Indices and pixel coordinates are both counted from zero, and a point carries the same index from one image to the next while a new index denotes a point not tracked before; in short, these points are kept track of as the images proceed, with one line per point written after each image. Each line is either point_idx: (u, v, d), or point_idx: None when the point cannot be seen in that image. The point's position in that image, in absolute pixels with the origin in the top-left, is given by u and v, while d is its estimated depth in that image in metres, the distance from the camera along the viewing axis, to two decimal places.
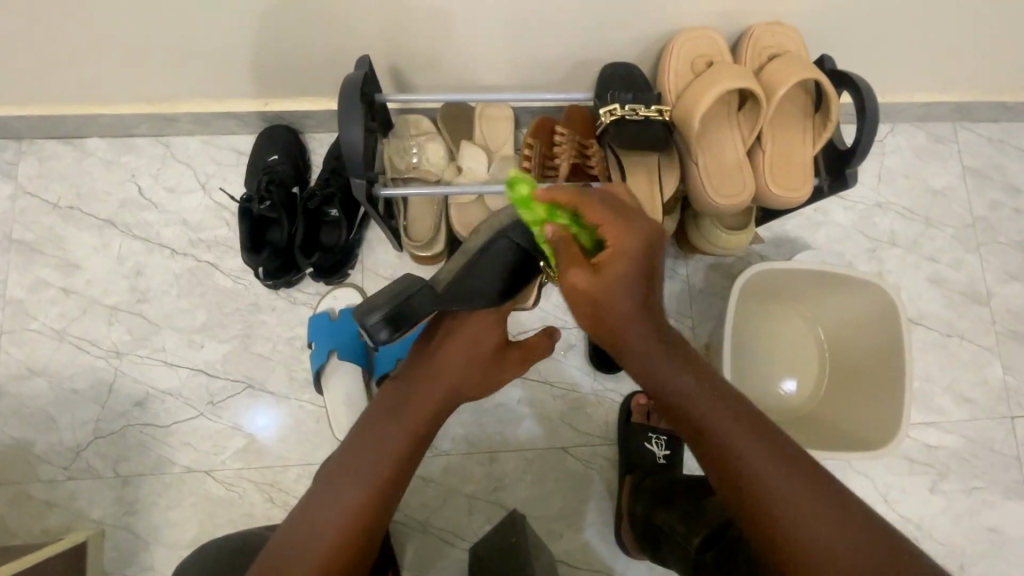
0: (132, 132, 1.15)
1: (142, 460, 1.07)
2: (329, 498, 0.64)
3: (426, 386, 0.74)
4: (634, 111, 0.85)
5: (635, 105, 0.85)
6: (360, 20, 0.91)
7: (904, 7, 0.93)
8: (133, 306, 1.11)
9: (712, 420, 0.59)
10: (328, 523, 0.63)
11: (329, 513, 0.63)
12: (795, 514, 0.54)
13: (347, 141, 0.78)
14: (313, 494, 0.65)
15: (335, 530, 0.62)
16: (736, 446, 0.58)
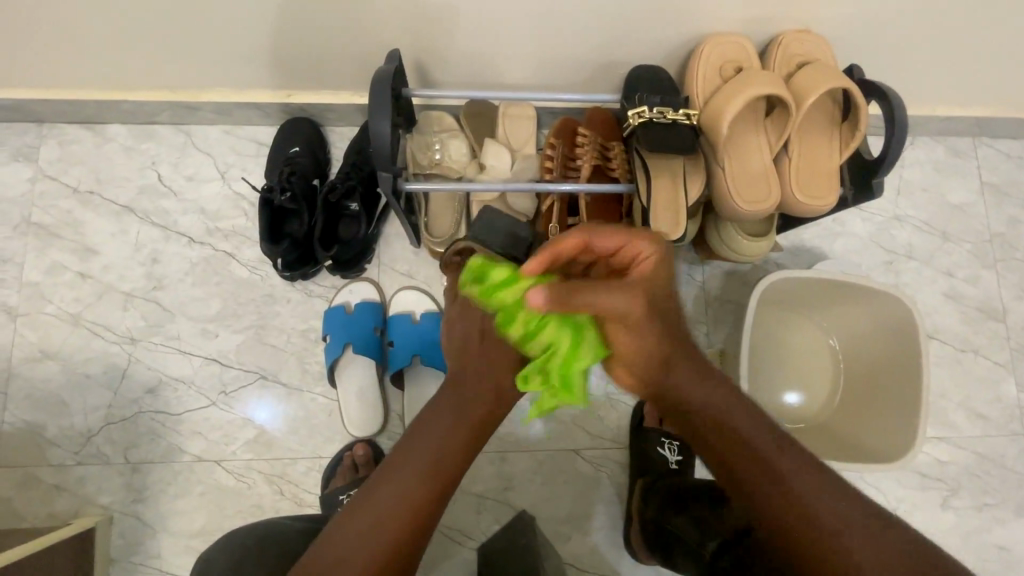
0: (153, 119, 1.15)
1: (153, 447, 1.06)
2: (376, 498, 0.59)
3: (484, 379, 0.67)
4: (662, 112, 0.85)
5: (662, 107, 0.85)
6: (388, 14, 0.91)
7: (933, 19, 0.93)
8: (149, 293, 1.11)
9: (758, 443, 0.58)
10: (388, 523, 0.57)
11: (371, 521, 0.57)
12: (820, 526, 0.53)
13: (376, 133, 0.78)
14: (359, 496, 0.60)
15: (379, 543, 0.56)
16: (778, 464, 0.57)
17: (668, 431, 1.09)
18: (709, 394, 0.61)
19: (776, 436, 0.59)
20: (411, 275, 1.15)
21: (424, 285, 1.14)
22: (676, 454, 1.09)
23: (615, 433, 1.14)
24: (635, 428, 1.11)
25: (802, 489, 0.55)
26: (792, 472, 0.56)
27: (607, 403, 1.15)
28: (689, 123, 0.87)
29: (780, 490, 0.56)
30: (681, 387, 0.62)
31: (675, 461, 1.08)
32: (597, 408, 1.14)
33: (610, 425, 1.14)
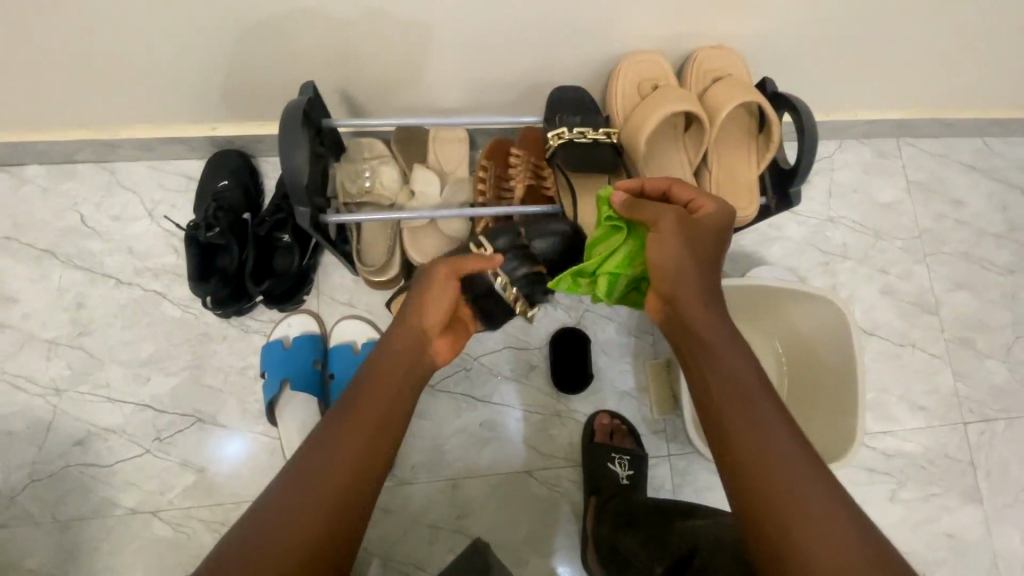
0: (73, 159, 1.11)
1: (84, 502, 1.01)
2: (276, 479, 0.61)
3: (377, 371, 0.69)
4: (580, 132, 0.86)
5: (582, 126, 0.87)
6: (306, 44, 0.90)
7: (839, 32, 0.97)
8: (74, 340, 1.06)
9: (744, 378, 0.64)
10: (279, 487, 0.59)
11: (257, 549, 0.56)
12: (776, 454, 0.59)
13: (288, 166, 0.76)
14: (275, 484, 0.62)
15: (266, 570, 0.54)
16: (758, 401, 0.63)
17: (620, 446, 1.09)
18: (719, 332, 0.68)
19: (762, 381, 0.65)
20: (352, 303, 1.12)
21: (366, 313, 1.12)
22: (627, 468, 1.08)
23: (568, 451, 1.13)
24: (587, 445, 1.10)
25: (778, 436, 0.60)
26: (770, 421, 0.61)
27: (559, 421, 1.14)
28: (610, 141, 0.88)
29: (754, 434, 0.61)
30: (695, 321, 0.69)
31: (627, 476, 1.07)
32: (549, 427, 1.13)
33: (563, 443, 1.13)
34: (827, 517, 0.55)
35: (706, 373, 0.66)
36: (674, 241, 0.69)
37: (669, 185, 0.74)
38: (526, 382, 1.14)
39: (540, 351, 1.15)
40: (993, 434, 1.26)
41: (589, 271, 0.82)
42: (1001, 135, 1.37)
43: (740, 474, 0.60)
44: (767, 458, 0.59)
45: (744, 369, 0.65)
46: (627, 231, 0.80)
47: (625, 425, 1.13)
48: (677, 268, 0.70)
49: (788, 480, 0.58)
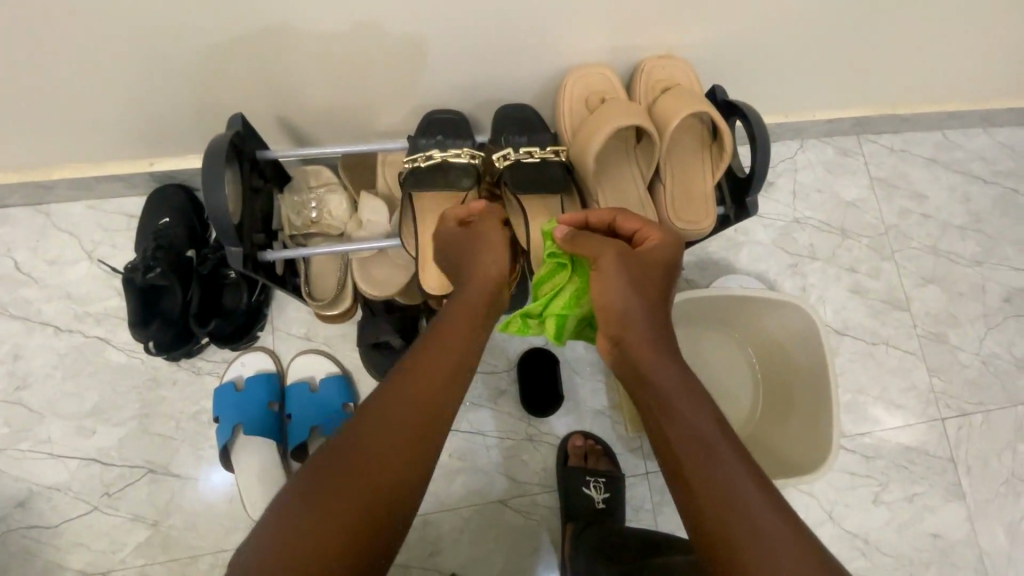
0: (4, 202, 1.05)
1: (28, 568, 0.95)
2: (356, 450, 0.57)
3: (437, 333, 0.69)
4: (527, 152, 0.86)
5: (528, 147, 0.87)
6: (238, 74, 0.86)
7: (786, 35, 0.95)
8: (12, 394, 1.00)
9: (703, 427, 0.61)
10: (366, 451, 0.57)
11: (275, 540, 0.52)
12: (742, 510, 0.56)
13: (213, 206, 0.72)
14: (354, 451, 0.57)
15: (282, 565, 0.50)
16: (716, 449, 0.60)
17: (594, 468, 1.05)
18: (672, 376, 0.65)
19: (723, 428, 0.62)
20: (308, 337, 1.07)
21: (324, 346, 1.07)
22: (603, 491, 1.04)
23: (543, 476, 1.09)
24: (561, 469, 1.07)
25: (742, 484, 0.57)
26: (732, 468, 0.59)
27: (531, 446, 1.10)
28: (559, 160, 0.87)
29: (720, 485, 0.58)
30: (650, 365, 0.66)
31: (602, 500, 1.04)
32: (522, 452, 1.10)
33: (536, 469, 1.09)
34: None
35: (664, 425, 0.63)
36: (617, 280, 0.69)
37: (614, 217, 0.76)
38: (495, 408, 1.10)
39: (507, 374, 1.12)
40: (972, 428, 1.24)
41: (536, 311, 0.82)
42: (959, 126, 1.37)
43: (707, 527, 0.57)
44: (732, 507, 0.56)
45: (701, 418, 0.62)
46: (570, 268, 0.79)
47: (599, 445, 1.09)
48: (626, 308, 0.68)
49: (757, 540, 0.54)
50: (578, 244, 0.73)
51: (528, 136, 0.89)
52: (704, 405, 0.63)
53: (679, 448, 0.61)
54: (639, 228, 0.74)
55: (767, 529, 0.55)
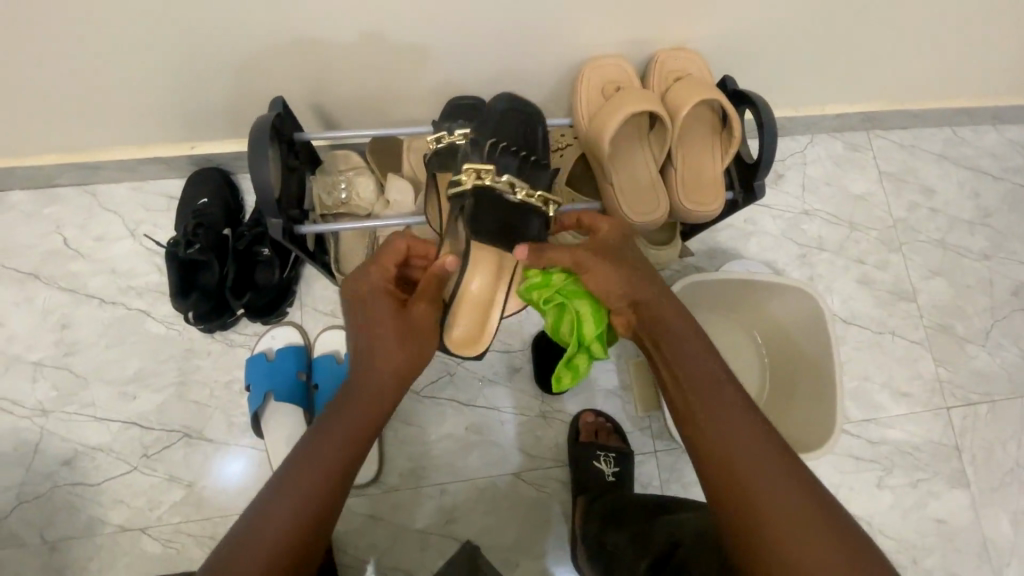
0: (54, 183, 1.13)
1: (73, 522, 1.02)
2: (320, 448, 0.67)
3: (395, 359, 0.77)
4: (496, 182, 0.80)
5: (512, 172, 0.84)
6: (277, 65, 0.93)
7: (795, 30, 1.00)
8: (59, 361, 1.07)
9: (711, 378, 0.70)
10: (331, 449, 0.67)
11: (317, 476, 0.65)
12: (742, 445, 0.65)
13: (258, 180, 0.78)
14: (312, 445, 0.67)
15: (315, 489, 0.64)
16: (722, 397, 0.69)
17: (605, 444, 1.10)
18: (684, 340, 0.74)
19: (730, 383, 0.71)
20: (335, 314, 1.13)
21: None
22: (613, 465, 1.09)
23: (555, 451, 1.14)
24: (573, 444, 1.11)
25: (742, 425, 0.66)
26: (733, 411, 0.67)
27: (544, 422, 1.15)
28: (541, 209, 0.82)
29: (721, 426, 0.66)
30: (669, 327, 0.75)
31: (613, 473, 1.08)
32: (535, 428, 1.14)
33: (549, 444, 1.14)
34: (790, 498, 0.60)
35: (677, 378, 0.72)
36: (609, 272, 0.76)
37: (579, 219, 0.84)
38: (511, 385, 1.15)
39: (522, 352, 1.16)
40: (977, 418, 1.27)
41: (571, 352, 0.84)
42: (968, 123, 1.40)
43: (714, 462, 0.65)
44: (730, 441, 0.65)
45: (711, 372, 0.71)
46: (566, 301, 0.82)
47: (610, 422, 1.14)
48: (627, 286, 0.77)
49: (755, 467, 0.62)
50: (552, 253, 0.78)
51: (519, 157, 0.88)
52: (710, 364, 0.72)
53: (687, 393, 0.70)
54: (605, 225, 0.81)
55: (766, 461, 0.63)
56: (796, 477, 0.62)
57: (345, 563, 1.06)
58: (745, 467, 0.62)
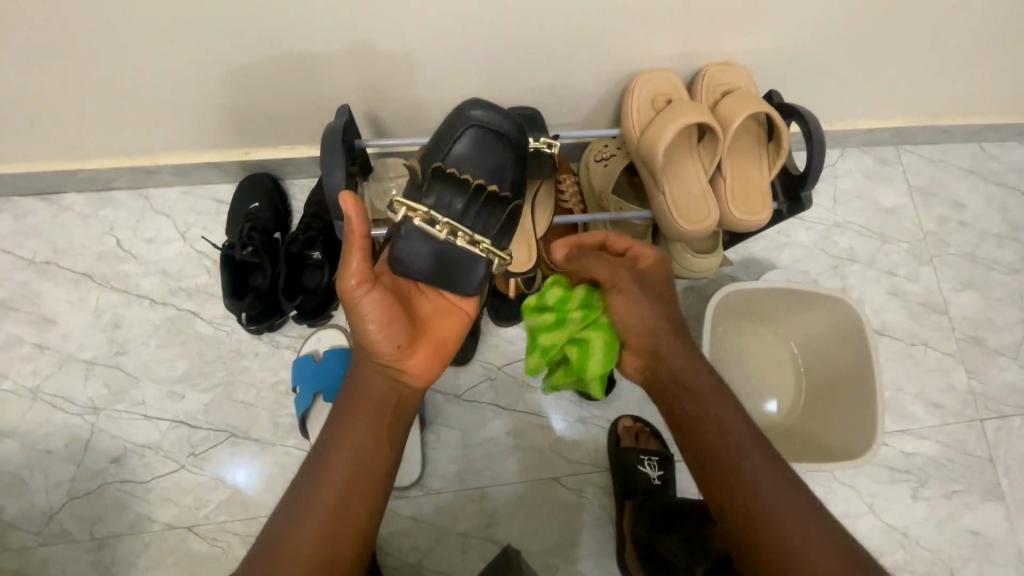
0: (110, 186, 1.16)
1: (121, 519, 1.03)
2: (316, 493, 0.71)
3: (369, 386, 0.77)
4: (458, 235, 0.77)
5: (457, 218, 0.77)
6: (337, 75, 0.96)
7: (837, 46, 1.03)
8: (110, 359, 1.09)
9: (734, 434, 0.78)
10: (325, 491, 0.71)
11: (311, 527, 0.69)
12: (767, 504, 0.72)
13: (330, 183, 0.84)
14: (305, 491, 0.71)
15: (326, 511, 0.70)
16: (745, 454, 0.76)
17: (646, 448, 1.11)
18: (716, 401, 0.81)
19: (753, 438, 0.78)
20: None
21: None
22: (657, 469, 1.10)
23: (594, 456, 1.15)
24: (614, 450, 1.12)
25: (764, 478, 0.74)
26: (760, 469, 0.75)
27: (583, 428, 1.16)
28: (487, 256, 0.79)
29: (753, 483, 0.74)
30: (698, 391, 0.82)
31: (658, 476, 1.10)
32: (573, 434, 1.15)
33: (588, 449, 1.15)
34: (812, 541, 0.69)
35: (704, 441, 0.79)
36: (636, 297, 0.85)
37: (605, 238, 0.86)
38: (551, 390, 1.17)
39: None
40: (1010, 430, 1.27)
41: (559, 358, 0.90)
42: (996, 139, 1.42)
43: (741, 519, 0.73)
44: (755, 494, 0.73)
45: (736, 430, 0.79)
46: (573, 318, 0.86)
47: (648, 427, 1.15)
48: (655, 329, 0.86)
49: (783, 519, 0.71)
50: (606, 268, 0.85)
51: (466, 200, 0.78)
52: (744, 421, 0.80)
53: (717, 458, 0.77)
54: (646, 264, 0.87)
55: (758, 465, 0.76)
56: (816, 525, 0.71)
57: (387, 565, 1.07)
58: (764, 522, 0.71)
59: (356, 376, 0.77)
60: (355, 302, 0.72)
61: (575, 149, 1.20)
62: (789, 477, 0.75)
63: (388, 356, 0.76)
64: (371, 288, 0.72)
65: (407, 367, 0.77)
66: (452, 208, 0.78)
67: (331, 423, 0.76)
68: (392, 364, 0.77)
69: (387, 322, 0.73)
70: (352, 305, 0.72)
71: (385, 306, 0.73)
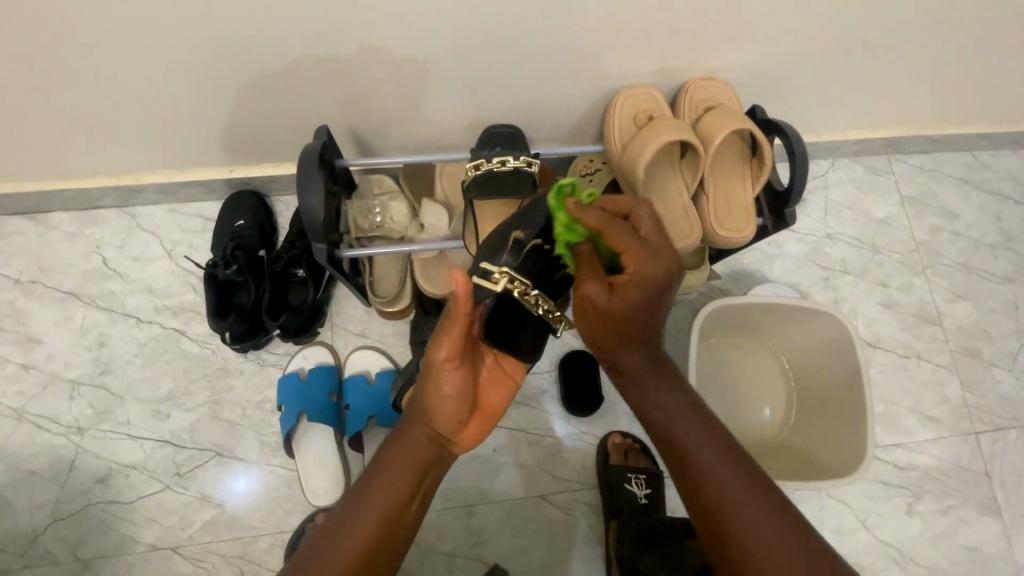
0: (96, 204, 1.16)
1: (106, 540, 1.03)
2: (340, 535, 0.66)
3: (413, 443, 0.73)
4: (512, 283, 0.73)
5: (514, 269, 0.74)
6: (319, 93, 0.96)
7: (822, 59, 1.02)
8: (95, 379, 1.09)
9: (704, 446, 0.71)
10: (350, 537, 0.65)
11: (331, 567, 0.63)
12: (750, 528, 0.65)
13: (307, 207, 0.85)
14: (329, 531, 0.66)
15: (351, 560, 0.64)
16: (721, 472, 0.68)
17: (634, 465, 1.10)
18: (674, 404, 0.74)
19: (728, 452, 0.70)
20: (365, 334, 1.15)
21: (379, 343, 1.15)
22: (644, 487, 1.09)
23: (582, 473, 1.14)
24: (602, 467, 1.11)
25: (742, 499, 0.66)
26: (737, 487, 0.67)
27: (571, 445, 1.15)
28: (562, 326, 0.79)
29: (732, 504, 0.66)
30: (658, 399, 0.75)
31: (645, 495, 1.09)
32: (562, 451, 1.14)
33: (576, 466, 1.14)
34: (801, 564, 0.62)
35: (681, 456, 0.71)
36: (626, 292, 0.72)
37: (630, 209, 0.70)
38: (538, 406, 1.16)
39: (549, 374, 1.17)
40: (1005, 443, 1.26)
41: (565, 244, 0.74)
42: (988, 147, 1.41)
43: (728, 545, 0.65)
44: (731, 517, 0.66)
45: (707, 444, 0.71)
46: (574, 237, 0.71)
47: (637, 443, 1.14)
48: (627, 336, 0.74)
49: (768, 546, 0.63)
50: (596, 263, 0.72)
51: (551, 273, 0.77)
52: (714, 434, 0.72)
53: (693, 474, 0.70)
54: (634, 270, 0.67)
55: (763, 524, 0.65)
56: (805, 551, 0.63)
57: None
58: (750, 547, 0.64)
59: (400, 433, 0.73)
60: (439, 373, 0.71)
61: (561, 164, 1.19)
62: (777, 499, 0.67)
63: (443, 426, 0.73)
64: (457, 362, 0.71)
65: (457, 439, 0.75)
66: (500, 261, 0.76)
67: (368, 475, 0.71)
68: (441, 433, 0.73)
69: (459, 397, 0.72)
70: (435, 376, 0.71)
71: (458, 375, 0.72)
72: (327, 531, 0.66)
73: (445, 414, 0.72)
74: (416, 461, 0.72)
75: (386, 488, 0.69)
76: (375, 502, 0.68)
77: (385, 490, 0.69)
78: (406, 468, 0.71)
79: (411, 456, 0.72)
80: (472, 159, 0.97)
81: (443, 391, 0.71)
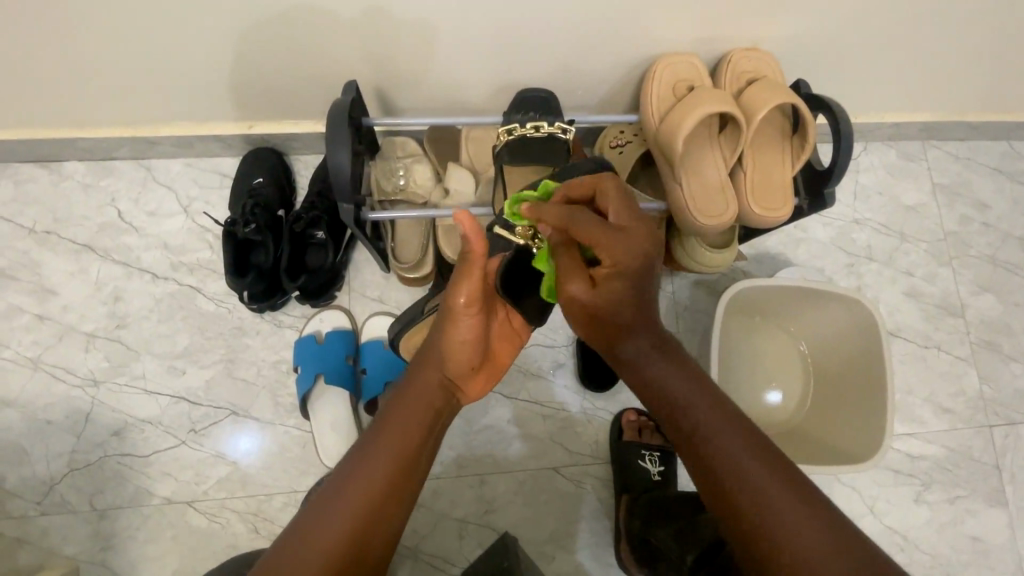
0: (109, 155, 1.13)
1: (120, 492, 1.04)
2: (344, 488, 0.63)
3: (424, 389, 0.73)
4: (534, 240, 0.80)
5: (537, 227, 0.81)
6: (344, 49, 0.92)
7: (870, 36, 0.98)
8: (111, 332, 1.09)
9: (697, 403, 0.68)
10: (357, 486, 0.64)
11: (335, 516, 0.61)
12: (755, 490, 0.61)
13: (336, 164, 0.82)
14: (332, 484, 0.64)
15: (361, 515, 0.62)
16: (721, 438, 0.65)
17: (648, 443, 1.11)
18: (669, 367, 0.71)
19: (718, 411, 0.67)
20: (382, 300, 1.13)
21: (395, 309, 1.13)
22: (657, 465, 1.10)
23: (595, 448, 1.14)
24: (616, 442, 1.11)
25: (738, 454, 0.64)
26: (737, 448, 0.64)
27: (585, 419, 1.15)
28: None
29: (737, 460, 0.63)
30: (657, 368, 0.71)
31: (658, 472, 1.10)
32: (575, 424, 1.14)
33: (589, 441, 1.14)
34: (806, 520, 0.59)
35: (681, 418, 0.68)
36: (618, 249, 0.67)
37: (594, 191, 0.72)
38: (553, 380, 1.15)
39: (566, 348, 1.16)
40: (1018, 438, 1.25)
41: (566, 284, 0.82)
42: None
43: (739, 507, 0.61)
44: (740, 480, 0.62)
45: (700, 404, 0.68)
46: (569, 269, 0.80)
47: (652, 421, 1.14)
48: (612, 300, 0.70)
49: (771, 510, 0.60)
50: (572, 267, 0.72)
51: None
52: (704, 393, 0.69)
53: (698, 436, 0.66)
54: (611, 261, 0.68)
55: (775, 495, 0.60)
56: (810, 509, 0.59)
57: None
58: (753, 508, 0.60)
59: (412, 379, 0.74)
60: (457, 318, 0.73)
61: (589, 134, 1.16)
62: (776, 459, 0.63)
63: (456, 372, 0.75)
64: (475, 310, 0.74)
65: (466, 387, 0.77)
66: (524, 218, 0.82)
67: (375, 424, 0.70)
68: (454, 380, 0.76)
69: (473, 342, 0.75)
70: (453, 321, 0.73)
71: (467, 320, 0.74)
72: (329, 484, 0.65)
73: (456, 359, 0.74)
74: (430, 407, 0.72)
75: (399, 432, 0.68)
76: (383, 449, 0.67)
77: (398, 436, 0.68)
78: (416, 415, 0.70)
79: (422, 402, 0.72)
80: (504, 123, 0.94)
81: (455, 337, 0.74)
